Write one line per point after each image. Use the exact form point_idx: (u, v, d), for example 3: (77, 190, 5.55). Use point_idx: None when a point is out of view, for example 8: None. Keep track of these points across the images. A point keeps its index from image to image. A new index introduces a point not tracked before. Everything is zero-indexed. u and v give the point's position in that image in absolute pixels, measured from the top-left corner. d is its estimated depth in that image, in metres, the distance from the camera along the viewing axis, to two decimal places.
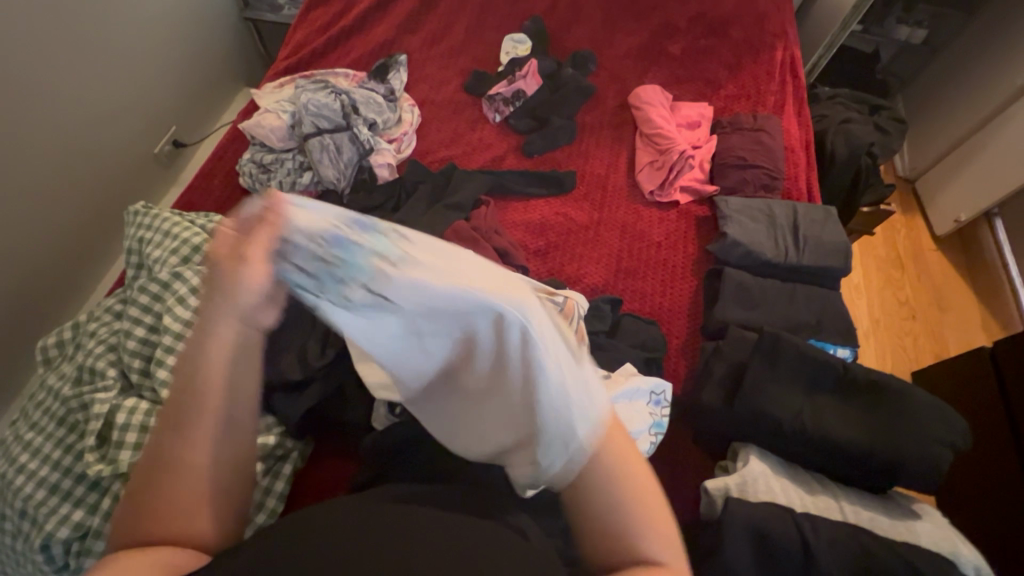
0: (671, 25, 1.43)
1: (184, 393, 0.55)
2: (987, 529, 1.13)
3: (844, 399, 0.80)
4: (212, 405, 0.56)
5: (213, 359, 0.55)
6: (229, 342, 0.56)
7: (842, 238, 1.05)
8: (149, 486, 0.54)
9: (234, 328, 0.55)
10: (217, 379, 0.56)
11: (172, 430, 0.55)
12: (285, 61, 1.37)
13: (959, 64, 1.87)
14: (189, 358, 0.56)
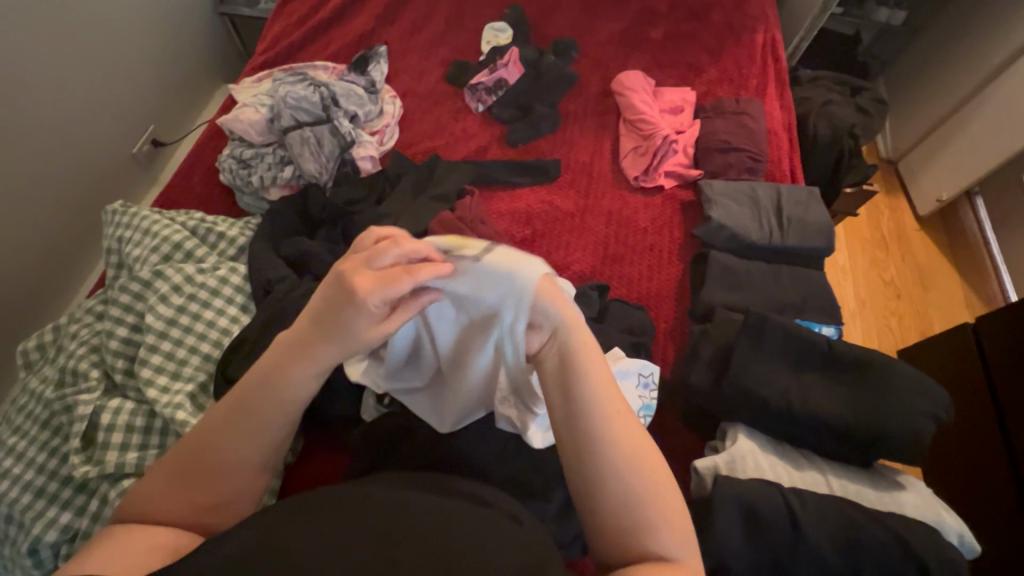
0: (652, 10, 1.42)
1: (249, 395, 0.56)
2: (971, 499, 1.15)
3: (828, 375, 0.81)
4: (274, 418, 0.56)
5: (293, 379, 0.56)
6: (313, 369, 0.56)
7: (825, 218, 1.06)
8: (186, 468, 0.55)
9: (327, 356, 0.56)
10: (288, 399, 0.56)
11: (221, 422, 0.55)
12: (262, 56, 1.35)
13: (938, 44, 1.89)
14: (276, 363, 0.56)
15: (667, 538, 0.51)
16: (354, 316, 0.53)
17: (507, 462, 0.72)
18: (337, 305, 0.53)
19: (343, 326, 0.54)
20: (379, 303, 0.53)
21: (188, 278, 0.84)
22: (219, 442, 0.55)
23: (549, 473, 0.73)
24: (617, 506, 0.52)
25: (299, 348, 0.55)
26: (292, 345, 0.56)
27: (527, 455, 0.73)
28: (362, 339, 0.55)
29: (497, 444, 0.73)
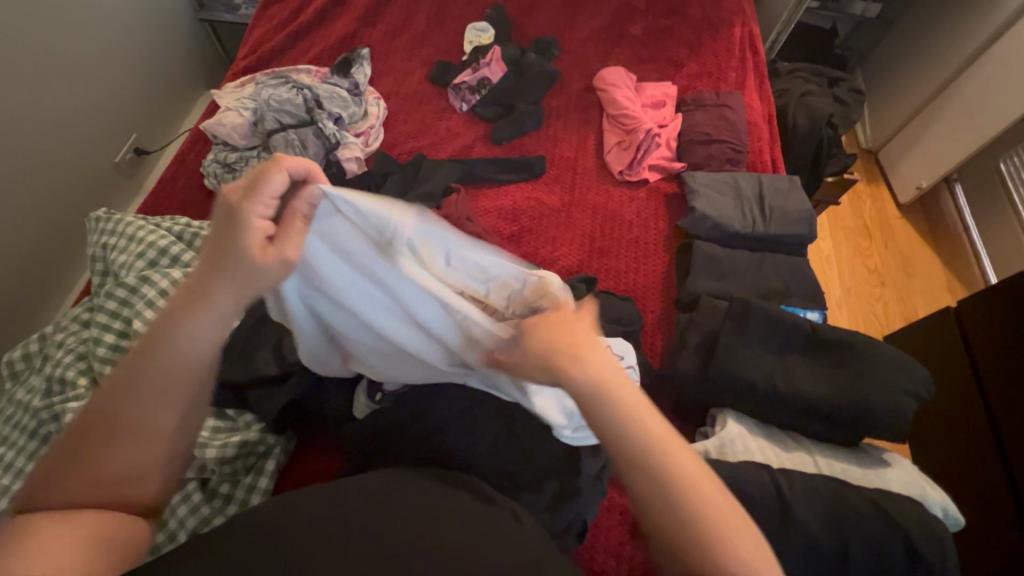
0: (632, 7, 1.44)
1: (142, 361, 0.51)
2: (956, 476, 1.18)
3: (814, 358, 0.82)
4: (179, 383, 0.52)
5: (192, 338, 0.51)
6: (214, 326, 0.52)
7: (806, 205, 1.08)
8: (82, 448, 0.50)
9: (230, 307, 0.53)
10: (193, 362, 0.52)
11: (114, 396, 0.50)
12: (244, 60, 1.35)
13: (912, 35, 1.93)
14: (163, 325, 0.51)
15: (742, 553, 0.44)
16: (244, 251, 0.52)
17: (499, 455, 0.72)
18: (227, 240, 0.52)
19: (239, 264, 0.52)
20: (264, 223, 0.54)
21: (174, 283, 0.83)
22: (115, 416, 0.50)
23: (542, 463, 0.74)
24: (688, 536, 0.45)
25: (191, 304, 0.51)
26: (181, 302, 0.51)
27: (519, 448, 0.74)
28: (265, 273, 0.53)
29: (488, 438, 0.73)
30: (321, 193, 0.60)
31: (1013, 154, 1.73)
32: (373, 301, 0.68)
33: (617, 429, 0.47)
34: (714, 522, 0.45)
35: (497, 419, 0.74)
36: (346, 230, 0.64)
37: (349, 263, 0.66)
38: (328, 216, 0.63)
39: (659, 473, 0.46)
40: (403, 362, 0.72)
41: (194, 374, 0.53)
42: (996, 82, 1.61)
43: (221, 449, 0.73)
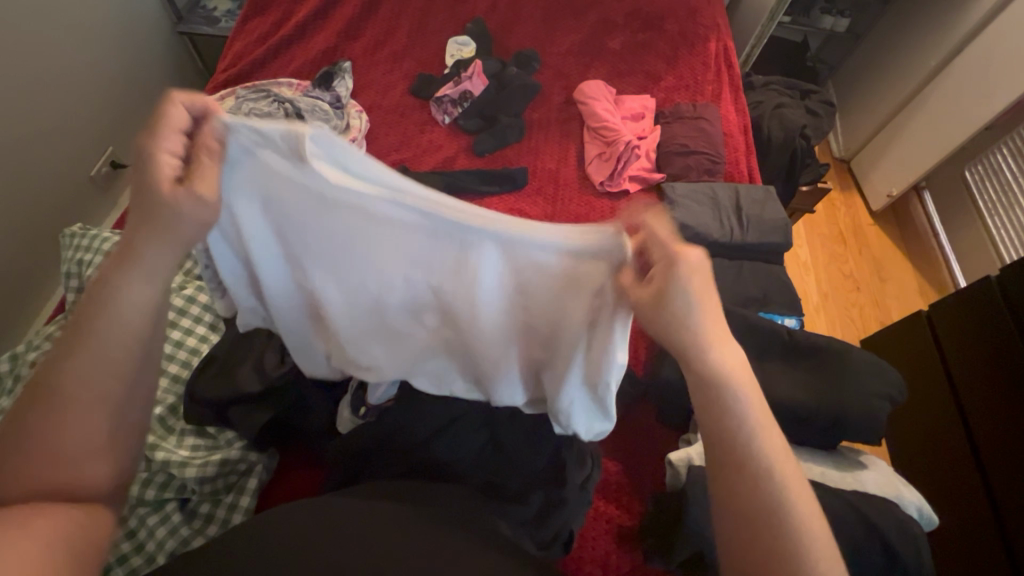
0: (609, 22, 1.47)
1: (81, 331, 0.51)
2: (933, 476, 1.21)
3: (791, 364, 0.84)
4: (121, 348, 0.52)
5: (129, 297, 0.52)
6: (148, 282, 0.52)
7: (781, 214, 1.11)
8: (33, 430, 0.49)
9: (160, 262, 0.53)
10: (134, 321, 0.52)
11: (57, 371, 0.50)
12: (224, 74, 1.34)
13: (879, 49, 2.00)
14: (96, 293, 0.52)
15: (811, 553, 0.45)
16: (158, 202, 0.51)
17: (485, 469, 0.73)
18: (143, 192, 0.51)
19: (155, 212, 0.51)
20: (172, 158, 0.52)
21: None
22: (63, 393, 0.50)
23: (526, 474, 0.73)
24: (773, 532, 0.46)
25: (120, 264, 0.52)
26: (110, 266, 0.52)
27: (504, 460, 0.74)
28: (179, 213, 0.51)
29: (472, 452, 0.73)
30: (236, 128, 0.53)
31: (976, 163, 1.81)
32: (333, 250, 0.59)
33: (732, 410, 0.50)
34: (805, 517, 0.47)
35: (480, 430, 0.75)
36: (275, 170, 0.55)
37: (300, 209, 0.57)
38: (255, 157, 0.54)
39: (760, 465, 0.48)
40: (387, 323, 0.64)
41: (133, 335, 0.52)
42: (959, 95, 1.69)
43: (202, 468, 0.72)
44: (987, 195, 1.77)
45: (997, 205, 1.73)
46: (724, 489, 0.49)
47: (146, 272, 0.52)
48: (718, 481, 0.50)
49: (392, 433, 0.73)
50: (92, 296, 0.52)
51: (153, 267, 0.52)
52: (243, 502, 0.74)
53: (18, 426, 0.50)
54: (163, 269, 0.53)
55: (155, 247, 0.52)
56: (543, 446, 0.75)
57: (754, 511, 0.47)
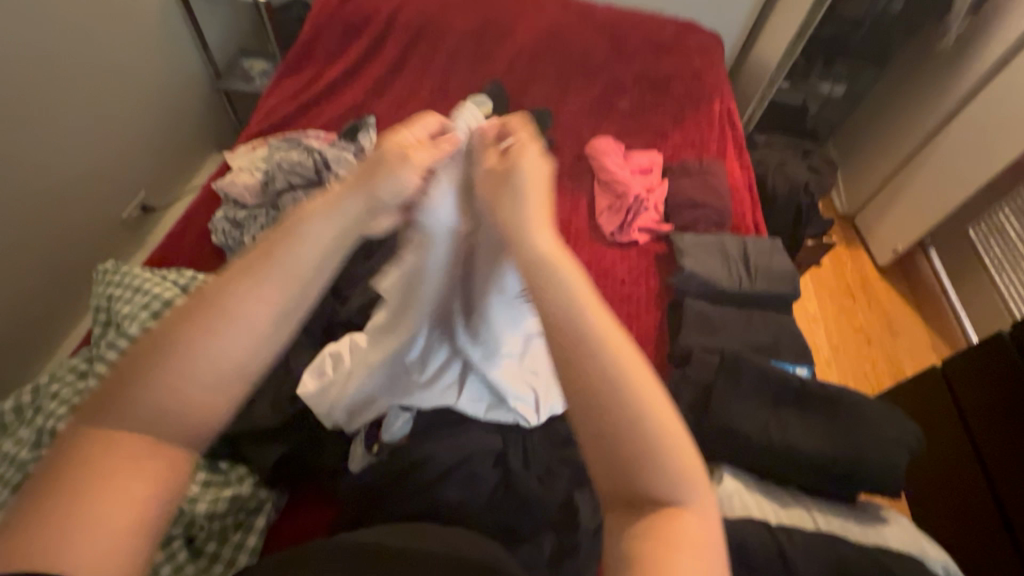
0: (618, 84, 1.55)
1: (228, 280, 0.52)
2: (969, 548, 1.19)
3: (805, 412, 0.83)
4: (265, 302, 0.51)
5: (305, 243, 0.53)
6: (328, 225, 0.54)
7: (787, 265, 1.14)
8: (150, 382, 0.48)
9: (336, 218, 0.54)
10: (290, 280, 0.52)
11: (186, 324, 0.50)
12: (258, 126, 1.41)
13: (877, 113, 2.11)
14: (258, 250, 0.53)
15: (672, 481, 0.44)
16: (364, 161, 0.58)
17: (496, 513, 0.72)
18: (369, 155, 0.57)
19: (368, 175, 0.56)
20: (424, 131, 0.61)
21: None
22: (190, 346, 0.49)
23: (537, 516, 0.73)
24: (635, 466, 0.44)
25: (290, 229, 0.54)
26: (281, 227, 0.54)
27: (517, 501, 0.73)
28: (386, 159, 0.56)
29: (484, 494, 0.73)
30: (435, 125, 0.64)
31: (980, 222, 1.84)
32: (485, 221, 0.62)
33: (587, 320, 0.48)
34: (663, 430, 0.45)
35: (493, 469, 0.75)
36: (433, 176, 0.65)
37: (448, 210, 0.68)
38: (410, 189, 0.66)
39: (616, 379, 0.46)
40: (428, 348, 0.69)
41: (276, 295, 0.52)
42: (960, 156, 1.76)
43: (212, 504, 0.72)
44: (992, 251, 1.79)
45: (1004, 262, 1.75)
46: (577, 400, 0.47)
47: (322, 213, 0.54)
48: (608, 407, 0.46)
49: (407, 470, 0.73)
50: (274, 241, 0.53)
51: (334, 224, 0.54)
52: (253, 537, 0.73)
53: (123, 376, 0.49)
54: (333, 216, 0.54)
55: (350, 198, 0.55)
56: (555, 486, 0.75)
57: (617, 433, 0.45)
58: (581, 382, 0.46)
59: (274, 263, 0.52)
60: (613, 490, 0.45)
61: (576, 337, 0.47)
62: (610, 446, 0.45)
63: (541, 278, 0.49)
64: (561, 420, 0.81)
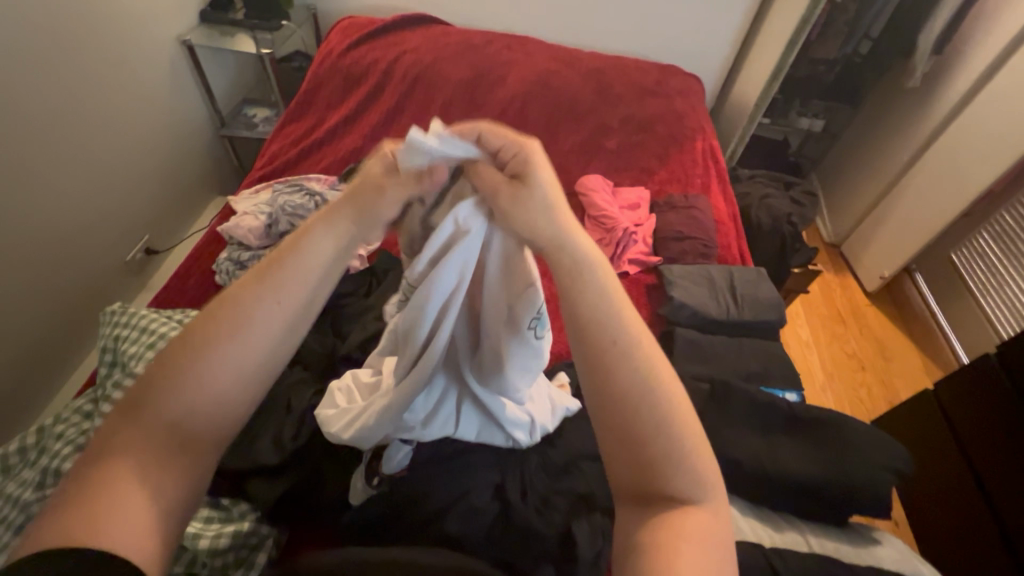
0: (606, 125, 1.62)
1: (237, 297, 0.53)
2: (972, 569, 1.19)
3: (795, 436, 0.85)
4: (275, 317, 0.53)
5: (306, 261, 0.55)
6: (328, 242, 0.56)
7: (773, 293, 1.19)
8: (173, 397, 0.49)
9: (336, 234, 0.56)
10: (295, 294, 0.54)
11: (204, 340, 0.51)
12: (261, 171, 1.47)
13: (856, 146, 2.20)
14: (263, 268, 0.55)
15: (684, 472, 0.47)
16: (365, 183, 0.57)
17: (496, 543, 0.73)
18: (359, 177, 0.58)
19: (369, 197, 0.57)
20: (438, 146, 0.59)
21: None
22: (210, 359, 0.50)
23: (537, 551, 0.72)
24: (655, 446, 0.48)
25: (293, 248, 0.55)
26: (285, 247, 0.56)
27: (515, 536, 0.74)
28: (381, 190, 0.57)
29: (485, 526, 0.74)
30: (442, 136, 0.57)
31: (962, 247, 1.90)
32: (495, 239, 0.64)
33: (605, 323, 0.51)
34: (679, 412, 0.49)
35: (492, 501, 0.76)
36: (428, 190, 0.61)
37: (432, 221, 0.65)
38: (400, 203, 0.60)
39: (633, 377, 0.49)
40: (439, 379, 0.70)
41: (283, 310, 0.53)
42: (936, 185, 1.83)
43: (214, 539, 0.71)
44: (976, 275, 1.84)
45: (988, 286, 1.79)
46: (602, 401, 0.50)
47: (321, 224, 0.56)
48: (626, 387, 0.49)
49: (409, 502, 0.74)
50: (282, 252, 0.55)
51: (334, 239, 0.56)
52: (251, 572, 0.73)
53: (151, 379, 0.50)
54: (332, 228, 0.56)
55: (342, 218, 0.56)
56: (554, 518, 0.75)
57: (637, 409, 0.48)
58: (602, 383, 0.50)
59: (274, 274, 0.54)
60: (633, 481, 0.48)
61: (596, 340, 0.50)
62: (630, 440, 0.48)
63: (574, 282, 0.53)
64: (558, 449, 0.83)
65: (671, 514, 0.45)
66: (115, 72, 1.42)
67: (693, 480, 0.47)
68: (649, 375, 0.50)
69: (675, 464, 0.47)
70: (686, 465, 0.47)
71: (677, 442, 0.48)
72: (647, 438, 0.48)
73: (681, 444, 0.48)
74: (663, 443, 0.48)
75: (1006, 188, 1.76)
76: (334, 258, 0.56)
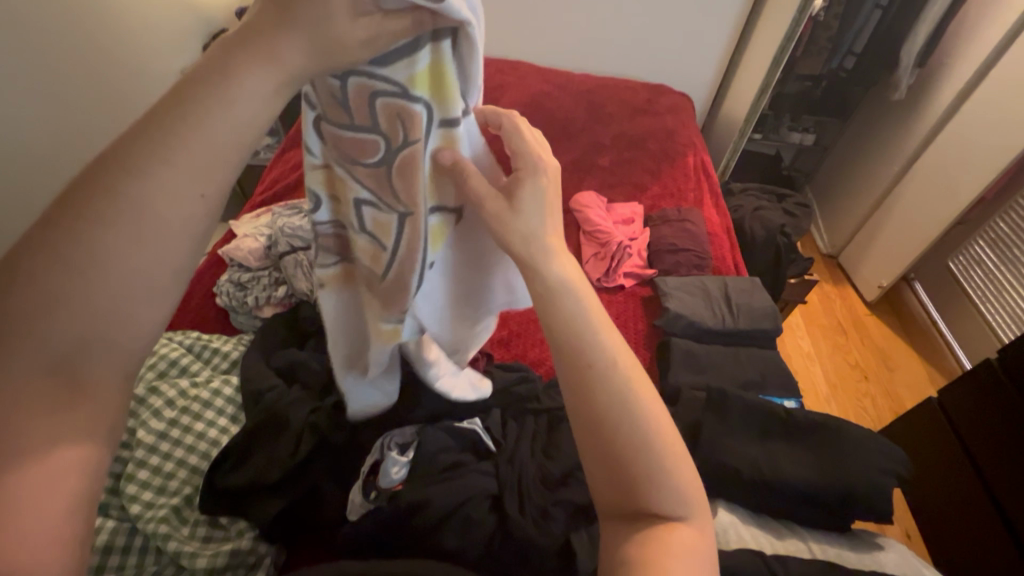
0: (599, 143, 1.66)
1: (129, 157, 0.37)
2: None
3: (792, 443, 0.85)
4: (179, 191, 0.38)
5: (232, 115, 0.39)
6: (262, 93, 0.40)
7: (768, 302, 1.19)
8: (45, 295, 0.35)
9: (274, 82, 0.40)
10: (213, 166, 0.39)
11: (91, 213, 0.36)
12: (261, 196, 1.47)
13: (849, 158, 2.23)
14: (161, 111, 0.38)
15: (670, 492, 0.47)
16: (332, 15, 0.40)
17: (492, 555, 0.74)
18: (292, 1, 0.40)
19: (335, 37, 0.41)
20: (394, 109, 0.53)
21: (182, 392, 0.87)
22: (97, 245, 0.36)
23: (534, 563, 0.73)
24: (641, 469, 0.47)
25: (208, 87, 0.38)
26: (194, 80, 0.39)
27: (513, 547, 0.74)
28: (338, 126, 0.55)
29: (482, 540, 0.73)
30: (428, 45, 0.50)
31: (958, 254, 1.91)
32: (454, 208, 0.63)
33: (585, 337, 0.51)
34: (661, 430, 0.49)
35: (489, 514, 0.75)
36: (371, 103, 0.52)
37: (372, 161, 0.57)
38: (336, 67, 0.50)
39: (617, 396, 0.49)
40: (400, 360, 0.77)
41: (198, 185, 0.39)
42: (928, 194, 1.85)
43: (211, 560, 0.72)
44: (974, 282, 1.84)
45: (987, 292, 1.80)
46: (581, 420, 0.49)
47: (252, 57, 0.39)
48: (613, 414, 0.48)
49: (406, 517, 0.73)
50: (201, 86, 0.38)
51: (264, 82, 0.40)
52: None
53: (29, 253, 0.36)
54: (271, 65, 0.40)
55: (288, 50, 0.40)
56: (553, 528, 0.75)
57: (623, 433, 0.48)
58: (581, 402, 0.49)
59: (189, 113, 0.38)
60: (619, 502, 0.48)
61: (577, 361, 0.50)
62: (612, 458, 0.48)
63: (554, 307, 0.52)
64: (556, 462, 0.82)
65: (660, 537, 0.45)
66: (123, 104, 1.46)
67: (680, 502, 0.47)
68: (630, 396, 0.49)
69: (661, 487, 0.47)
70: (672, 486, 0.47)
71: (665, 465, 0.48)
72: (633, 465, 0.47)
73: (668, 468, 0.48)
74: (649, 466, 0.47)
75: (999, 194, 1.78)
76: (266, 120, 0.41)
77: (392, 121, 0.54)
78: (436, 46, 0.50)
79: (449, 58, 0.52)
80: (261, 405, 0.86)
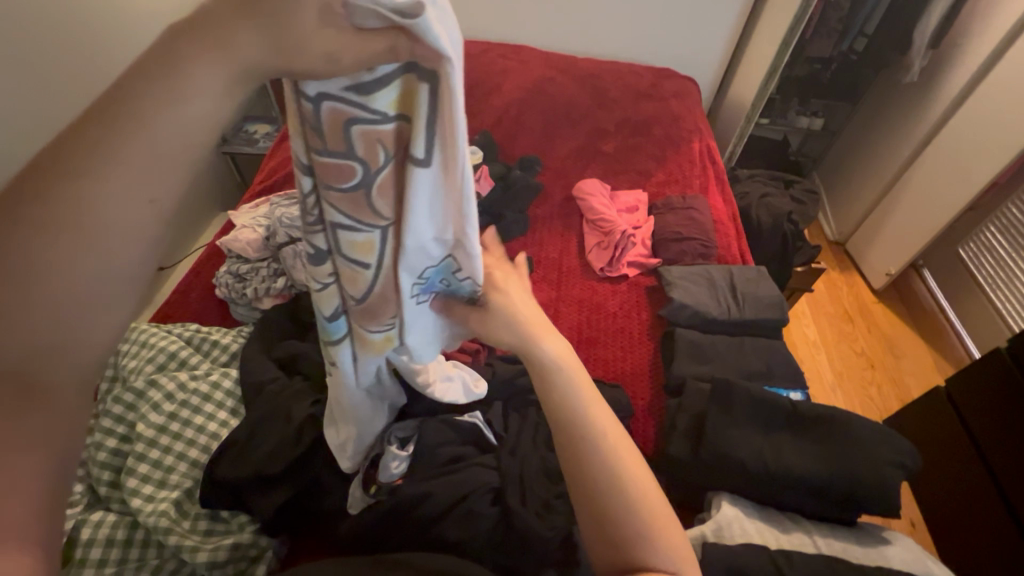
0: (602, 128, 1.62)
1: (66, 158, 0.35)
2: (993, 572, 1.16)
3: (798, 435, 0.84)
4: (130, 195, 0.38)
5: (178, 116, 0.37)
6: (211, 88, 0.37)
7: (774, 291, 1.17)
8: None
9: (224, 82, 0.37)
10: (161, 170, 0.38)
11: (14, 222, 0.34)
12: (260, 185, 1.46)
13: (858, 142, 2.18)
14: (98, 109, 0.36)
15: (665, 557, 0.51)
16: (296, 20, 0.36)
17: (495, 548, 0.73)
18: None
19: (297, 44, 0.37)
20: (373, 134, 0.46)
21: (181, 385, 0.87)
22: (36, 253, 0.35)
23: (537, 558, 0.72)
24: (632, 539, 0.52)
25: (153, 87, 0.36)
26: (138, 71, 0.36)
27: (514, 540, 0.73)
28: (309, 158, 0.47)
29: (482, 533, 0.73)
30: (405, 77, 0.44)
31: (969, 241, 1.87)
32: (456, 306, 0.63)
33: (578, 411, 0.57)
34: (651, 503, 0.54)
35: (491, 506, 0.75)
36: (347, 130, 0.45)
37: (357, 186, 0.48)
38: (307, 83, 0.42)
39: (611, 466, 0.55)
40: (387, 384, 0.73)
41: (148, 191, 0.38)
42: (940, 179, 1.81)
43: (212, 553, 0.72)
44: (985, 268, 1.81)
45: (997, 279, 1.76)
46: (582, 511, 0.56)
47: (201, 52, 0.36)
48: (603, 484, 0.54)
49: (407, 509, 0.73)
50: (138, 81, 0.36)
51: (209, 79, 0.37)
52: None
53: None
54: (229, 56, 0.36)
55: (245, 42, 0.36)
56: (556, 521, 0.74)
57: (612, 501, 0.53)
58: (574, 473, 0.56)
59: (126, 114, 0.36)
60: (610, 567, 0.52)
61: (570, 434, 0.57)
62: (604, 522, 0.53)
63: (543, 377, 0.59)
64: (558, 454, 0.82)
65: None
66: None
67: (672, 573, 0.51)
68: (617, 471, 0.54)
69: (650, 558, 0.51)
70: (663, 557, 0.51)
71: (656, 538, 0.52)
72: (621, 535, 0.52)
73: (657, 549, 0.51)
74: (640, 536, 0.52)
75: (1012, 179, 1.73)
76: (221, 118, 0.39)
77: (371, 147, 0.46)
78: (423, 83, 0.44)
79: (430, 101, 0.44)
80: (263, 395, 0.85)
